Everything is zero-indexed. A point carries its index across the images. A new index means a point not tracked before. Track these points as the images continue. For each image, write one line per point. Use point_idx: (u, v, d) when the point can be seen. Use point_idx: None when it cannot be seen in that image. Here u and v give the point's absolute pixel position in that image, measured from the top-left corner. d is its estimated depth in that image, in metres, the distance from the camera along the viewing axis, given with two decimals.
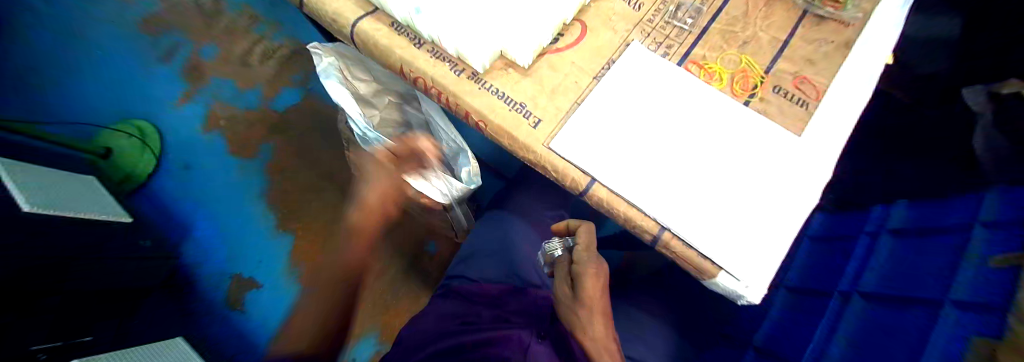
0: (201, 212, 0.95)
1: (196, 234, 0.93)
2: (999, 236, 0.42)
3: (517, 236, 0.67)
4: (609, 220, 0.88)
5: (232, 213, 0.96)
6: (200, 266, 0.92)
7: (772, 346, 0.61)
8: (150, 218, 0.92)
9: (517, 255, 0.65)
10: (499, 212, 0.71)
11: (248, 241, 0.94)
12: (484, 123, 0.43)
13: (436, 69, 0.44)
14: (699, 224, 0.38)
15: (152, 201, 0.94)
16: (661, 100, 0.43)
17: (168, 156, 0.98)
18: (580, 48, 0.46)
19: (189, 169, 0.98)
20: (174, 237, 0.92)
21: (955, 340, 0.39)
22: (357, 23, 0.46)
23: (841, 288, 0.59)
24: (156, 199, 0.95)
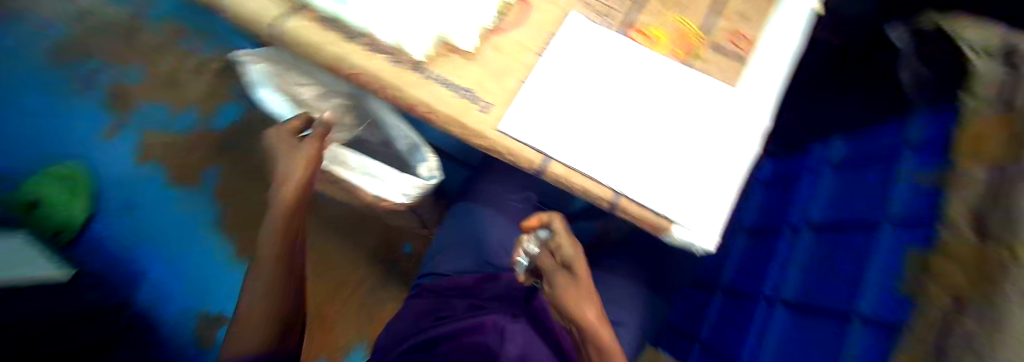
0: (141, 251, 0.73)
1: (139, 274, 0.72)
2: (922, 159, 0.46)
3: (488, 225, 0.66)
4: None
5: (179, 242, 0.78)
6: (154, 307, 0.71)
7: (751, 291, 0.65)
8: (79, 258, 0.68)
9: (489, 244, 0.65)
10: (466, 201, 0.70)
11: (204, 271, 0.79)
12: (433, 114, 0.41)
13: (374, 62, 0.41)
14: (652, 186, 0.39)
15: (100, 252, 0.69)
16: (608, 72, 0.42)
17: (105, 195, 0.73)
18: (523, 26, 0.45)
19: (132, 206, 0.74)
20: (118, 283, 0.68)
21: (891, 262, 0.44)
22: (278, 23, 0.42)
23: (791, 223, 0.65)
24: (88, 248, 0.69)
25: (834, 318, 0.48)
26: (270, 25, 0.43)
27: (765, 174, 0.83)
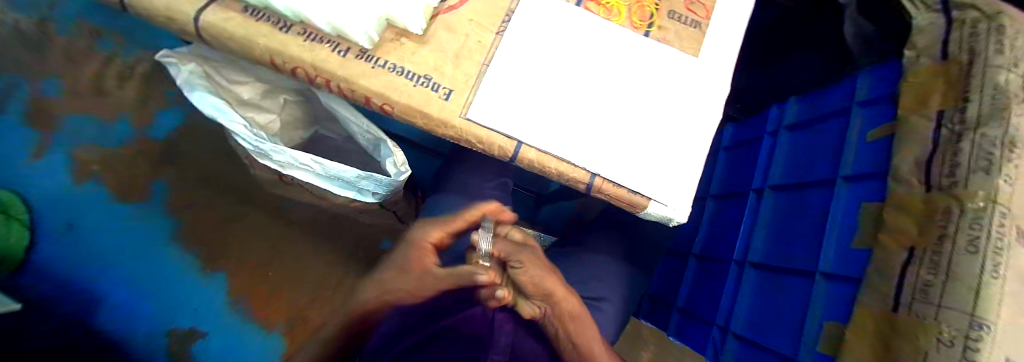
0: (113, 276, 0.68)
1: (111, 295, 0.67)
2: (873, 114, 0.48)
3: None
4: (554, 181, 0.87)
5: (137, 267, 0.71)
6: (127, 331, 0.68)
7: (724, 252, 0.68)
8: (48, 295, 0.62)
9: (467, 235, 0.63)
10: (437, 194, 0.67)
11: (190, 293, 0.77)
12: (390, 106, 0.38)
13: (316, 53, 0.37)
14: (625, 164, 0.39)
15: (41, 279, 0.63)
16: (574, 48, 0.41)
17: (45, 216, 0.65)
18: (476, 3, 0.42)
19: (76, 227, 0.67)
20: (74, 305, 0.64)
21: (850, 216, 0.46)
22: (197, 17, 0.37)
23: (754, 186, 0.66)
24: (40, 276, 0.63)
25: (802, 274, 0.51)
26: (189, 19, 0.38)
27: (728, 139, 0.85)
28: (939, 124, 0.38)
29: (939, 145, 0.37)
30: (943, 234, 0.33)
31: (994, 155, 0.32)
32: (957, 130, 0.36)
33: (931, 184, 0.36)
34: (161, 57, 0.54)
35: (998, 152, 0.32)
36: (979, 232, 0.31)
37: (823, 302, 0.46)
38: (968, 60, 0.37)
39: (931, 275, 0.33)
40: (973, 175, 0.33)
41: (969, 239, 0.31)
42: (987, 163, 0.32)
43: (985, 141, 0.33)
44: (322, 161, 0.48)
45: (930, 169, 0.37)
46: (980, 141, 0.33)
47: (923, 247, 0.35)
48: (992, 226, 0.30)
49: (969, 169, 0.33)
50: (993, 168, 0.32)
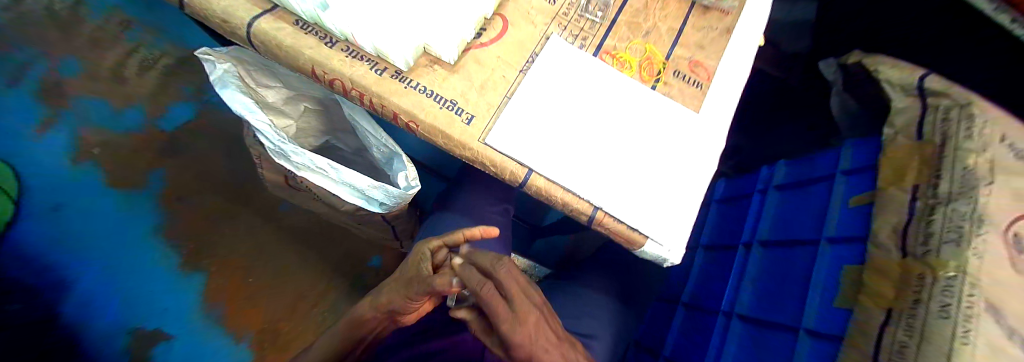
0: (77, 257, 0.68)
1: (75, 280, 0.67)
2: (855, 184, 0.52)
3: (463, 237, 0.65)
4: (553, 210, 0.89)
5: (115, 256, 0.72)
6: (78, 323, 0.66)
7: (702, 292, 0.74)
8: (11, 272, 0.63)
9: None
10: (438, 212, 0.68)
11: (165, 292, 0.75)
12: (416, 124, 0.41)
13: (354, 69, 0.41)
14: (626, 201, 0.41)
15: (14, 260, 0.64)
16: (587, 93, 0.45)
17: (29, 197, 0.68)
18: (505, 43, 0.46)
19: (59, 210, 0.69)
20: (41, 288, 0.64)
21: (834, 275, 0.48)
22: (249, 24, 0.41)
23: (744, 240, 0.69)
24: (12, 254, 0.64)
25: (787, 329, 0.52)
26: (243, 25, 0.41)
27: (720, 192, 0.89)
28: (914, 196, 0.42)
29: (913, 216, 0.41)
30: (916, 298, 0.36)
31: (962, 227, 0.36)
32: (930, 203, 0.40)
33: (905, 251, 0.40)
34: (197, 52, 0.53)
35: (965, 226, 0.36)
36: (949, 299, 0.34)
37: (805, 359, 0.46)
38: (941, 141, 0.42)
39: (906, 337, 0.35)
40: (943, 245, 0.36)
41: (941, 305, 0.34)
42: (955, 235, 0.36)
43: (954, 215, 0.37)
44: (338, 167, 0.50)
45: (904, 237, 0.40)
46: (950, 214, 0.37)
47: (897, 309, 0.38)
48: (961, 294, 0.33)
49: (940, 240, 0.37)
50: (961, 240, 0.35)
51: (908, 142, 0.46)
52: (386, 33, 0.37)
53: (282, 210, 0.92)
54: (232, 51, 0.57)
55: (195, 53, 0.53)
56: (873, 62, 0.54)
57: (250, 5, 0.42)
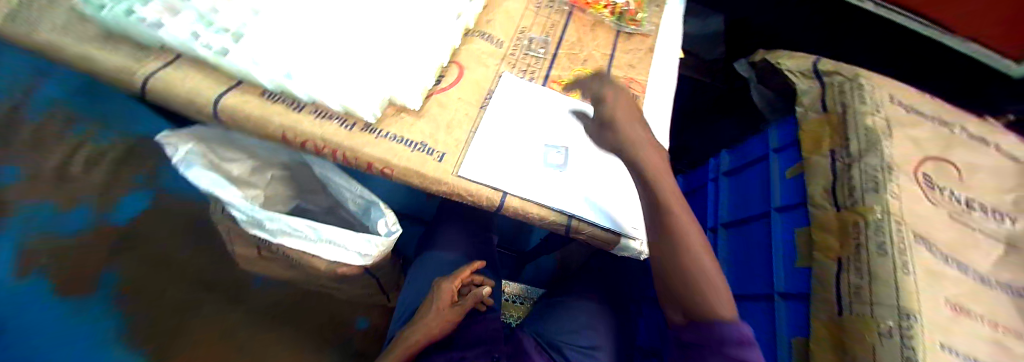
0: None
1: None
2: (786, 157, 0.59)
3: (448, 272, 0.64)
4: (535, 231, 0.92)
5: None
6: None
7: None
8: None
9: None
10: (422, 254, 0.68)
11: None
12: (390, 169, 0.43)
13: (325, 127, 0.43)
14: (591, 204, 0.45)
15: None
16: (543, 119, 0.50)
17: None
18: (462, 85, 0.51)
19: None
20: None
21: (789, 240, 0.53)
22: (216, 102, 0.43)
23: (710, 226, 0.74)
24: None
25: (764, 300, 0.55)
26: (210, 103, 0.43)
27: (681, 188, 0.95)
28: (833, 159, 0.49)
29: (837, 175, 0.47)
30: (857, 244, 0.42)
31: (878, 177, 0.43)
32: (846, 163, 0.47)
33: (838, 205, 0.46)
34: (158, 137, 0.54)
35: (880, 175, 0.43)
36: (884, 239, 0.39)
37: (785, 322, 0.50)
38: (841, 110, 0.50)
39: (859, 279, 0.40)
40: (867, 194, 0.43)
41: (878, 245, 0.40)
42: (873, 184, 0.43)
43: (868, 168, 0.44)
44: (317, 225, 0.50)
45: (835, 194, 0.47)
46: (865, 168, 0.44)
47: (845, 258, 0.43)
48: (892, 234, 0.39)
49: (862, 190, 0.43)
50: (879, 187, 0.42)
51: (817, 115, 0.54)
52: (353, 93, 0.41)
53: (257, 286, 0.85)
54: (193, 129, 0.57)
55: (157, 138, 0.53)
56: (775, 56, 0.64)
57: (214, 84, 0.45)
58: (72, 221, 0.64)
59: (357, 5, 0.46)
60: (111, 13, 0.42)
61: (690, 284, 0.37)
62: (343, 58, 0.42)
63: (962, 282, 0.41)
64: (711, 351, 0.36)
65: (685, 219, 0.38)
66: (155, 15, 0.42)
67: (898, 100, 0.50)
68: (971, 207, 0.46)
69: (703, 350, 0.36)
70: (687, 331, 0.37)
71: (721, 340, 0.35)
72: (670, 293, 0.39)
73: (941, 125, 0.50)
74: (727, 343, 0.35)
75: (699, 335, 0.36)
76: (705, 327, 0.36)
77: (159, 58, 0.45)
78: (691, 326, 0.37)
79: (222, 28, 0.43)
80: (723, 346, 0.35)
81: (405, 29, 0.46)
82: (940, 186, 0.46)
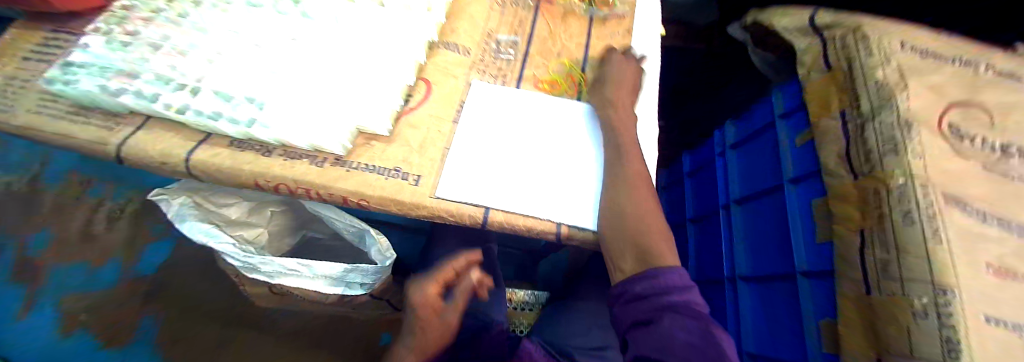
0: None
1: None
2: (794, 123, 0.54)
3: None
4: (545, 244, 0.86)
5: None
6: None
7: (705, 269, 0.72)
8: None
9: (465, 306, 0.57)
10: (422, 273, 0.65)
11: None
12: (367, 201, 0.42)
13: (295, 168, 0.42)
14: (581, 210, 0.43)
15: None
16: (522, 124, 0.48)
17: None
18: (431, 101, 0.49)
19: None
20: None
21: (807, 213, 0.49)
22: (187, 158, 0.43)
23: (721, 204, 0.69)
24: None
25: (786, 280, 0.51)
26: (181, 160, 0.43)
27: (687, 166, 0.87)
28: (844, 120, 0.44)
29: (851, 140, 0.43)
30: (881, 214, 0.37)
31: (897, 136, 0.38)
32: (859, 123, 0.42)
33: (855, 172, 0.41)
34: (153, 194, 0.55)
35: (898, 133, 0.38)
36: (909, 205, 0.35)
37: (813, 303, 0.46)
38: (848, 66, 0.46)
39: (886, 253, 0.36)
40: (886, 158, 0.38)
41: (903, 213, 0.35)
42: (893, 144, 0.38)
43: (884, 127, 0.39)
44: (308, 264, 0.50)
45: (851, 160, 0.42)
46: (881, 128, 0.40)
47: (869, 230, 0.38)
48: (918, 198, 0.35)
49: (881, 153, 0.39)
50: (899, 147, 0.37)
51: (821, 74, 0.49)
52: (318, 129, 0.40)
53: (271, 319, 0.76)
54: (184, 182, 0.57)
55: (150, 195, 0.55)
56: (767, 16, 0.59)
57: (181, 142, 0.44)
58: (104, 280, 0.66)
59: (308, 47, 0.47)
60: (76, 88, 0.41)
61: (631, 229, 0.39)
62: (298, 97, 0.42)
63: (1007, 241, 0.36)
64: (660, 299, 0.35)
65: (641, 182, 0.41)
66: (120, 84, 0.42)
67: (910, 44, 0.45)
68: (1011, 152, 0.40)
69: (653, 298, 0.35)
70: (640, 280, 0.36)
71: (673, 285, 0.35)
72: (627, 244, 0.38)
73: (963, 65, 0.45)
74: (677, 290, 0.35)
75: (651, 283, 0.36)
76: (662, 270, 0.36)
77: (128, 124, 0.45)
78: (639, 275, 0.37)
79: (179, 86, 0.44)
80: (673, 292, 0.35)
81: (360, 61, 0.46)
82: (969, 135, 0.41)
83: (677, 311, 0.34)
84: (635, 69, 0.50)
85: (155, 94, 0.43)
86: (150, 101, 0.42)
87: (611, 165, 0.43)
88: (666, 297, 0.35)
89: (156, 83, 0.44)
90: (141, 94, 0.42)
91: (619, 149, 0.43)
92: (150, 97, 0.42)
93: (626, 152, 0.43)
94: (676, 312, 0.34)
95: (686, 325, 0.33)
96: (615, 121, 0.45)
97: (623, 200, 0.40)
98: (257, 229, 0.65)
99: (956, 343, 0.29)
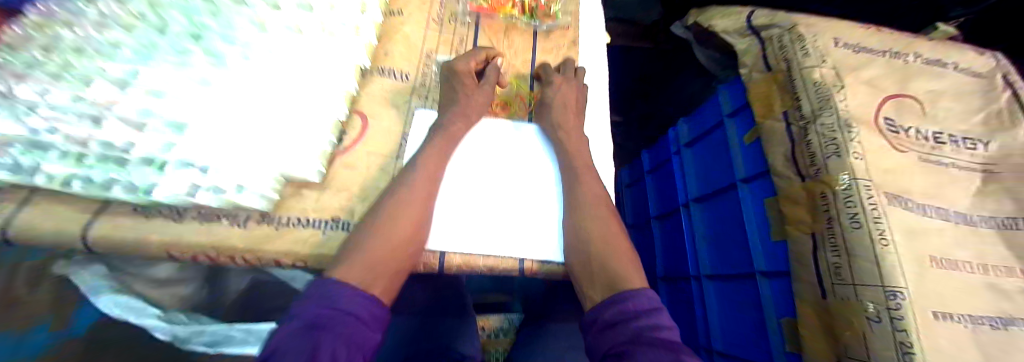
0: None
1: None
2: (741, 121, 0.54)
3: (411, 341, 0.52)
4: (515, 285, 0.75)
5: None
6: None
7: (672, 269, 0.72)
8: None
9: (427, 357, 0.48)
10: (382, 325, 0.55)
11: None
12: (303, 261, 0.39)
13: (212, 233, 0.38)
14: (544, 241, 0.42)
15: None
16: (469, 156, 0.47)
17: None
18: (370, 136, 0.47)
19: None
20: None
21: (761, 213, 0.49)
22: (81, 237, 0.36)
23: (681, 203, 0.68)
24: None
25: (748, 280, 0.51)
26: (73, 239, 0.37)
27: (647, 164, 0.86)
28: (788, 121, 0.44)
29: (794, 140, 0.43)
30: (829, 218, 0.38)
31: (837, 139, 0.39)
32: (802, 125, 0.43)
33: (802, 174, 0.41)
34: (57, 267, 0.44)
35: (838, 136, 0.39)
36: (855, 209, 0.36)
37: (773, 302, 0.45)
38: (787, 66, 0.46)
39: (836, 257, 0.36)
40: (829, 160, 0.39)
41: (851, 216, 0.36)
42: (835, 147, 0.39)
43: (824, 130, 0.40)
44: None
45: (797, 161, 0.42)
46: (823, 130, 0.40)
47: (819, 232, 0.39)
48: (863, 202, 0.36)
49: (824, 156, 0.39)
50: (840, 151, 0.38)
51: (763, 75, 0.49)
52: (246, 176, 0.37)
53: None
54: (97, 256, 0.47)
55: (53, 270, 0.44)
56: (707, 18, 0.60)
57: (76, 215, 0.37)
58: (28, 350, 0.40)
59: (245, 92, 0.37)
60: None
61: (597, 262, 0.37)
62: (234, 160, 0.36)
63: (945, 230, 0.38)
64: (629, 325, 0.32)
65: (604, 212, 0.40)
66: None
67: (844, 41, 0.46)
68: (939, 141, 0.42)
69: (622, 326, 0.32)
70: (608, 308, 0.34)
71: (639, 309, 0.33)
72: (594, 271, 0.37)
73: (895, 57, 0.46)
74: (644, 315, 0.32)
75: (620, 308, 0.33)
76: (627, 295, 0.34)
77: (9, 200, 0.36)
78: (608, 300, 0.34)
79: (64, 153, 0.33)
80: (641, 316, 0.32)
81: (306, 108, 0.40)
82: (904, 126, 0.42)
83: (645, 337, 0.31)
84: (580, 89, 0.48)
85: (36, 164, 0.32)
86: (27, 176, 0.32)
87: (570, 190, 0.42)
88: (635, 322, 0.32)
89: (34, 152, 0.32)
90: (12, 165, 0.32)
91: (576, 174, 0.43)
92: (29, 170, 0.32)
93: (583, 176, 0.42)
94: (644, 339, 0.30)
95: (654, 353, 0.29)
96: (568, 146, 0.45)
97: (582, 225, 0.39)
98: (198, 282, 0.56)
99: (909, 347, 0.30)
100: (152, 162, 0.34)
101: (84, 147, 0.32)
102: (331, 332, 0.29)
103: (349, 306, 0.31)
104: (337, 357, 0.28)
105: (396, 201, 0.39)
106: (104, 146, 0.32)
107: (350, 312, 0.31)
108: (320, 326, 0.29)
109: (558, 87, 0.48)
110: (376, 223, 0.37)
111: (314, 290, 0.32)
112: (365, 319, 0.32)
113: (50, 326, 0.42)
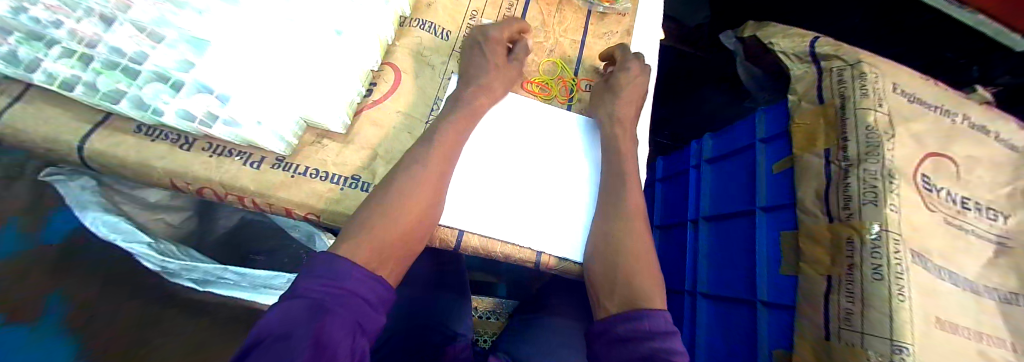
0: None
1: None
2: (772, 149, 0.54)
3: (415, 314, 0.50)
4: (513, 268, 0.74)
5: None
6: None
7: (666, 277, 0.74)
8: None
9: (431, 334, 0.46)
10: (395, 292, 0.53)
11: None
12: (314, 214, 0.39)
13: (225, 169, 0.37)
14: (564, 237, 0.41)
15: None
16: (503, 135, 0.44)
17: None
18: (399, 95, 0.45)
19: None
20: None
21: (773, 243, 0.49)
22: (82, 149, 0.34)
23: (690, 217, 0.69)
24: None
25: (745, 304, 0.53)
26: (73, 150, 0.34)
27: (661, 171, 0.86)
28: (827, 160, 0.44)
29: (831, 179, 0.42)
30: (851, 264, 0.38)
31: (877, 187, 0.38)
32: (843, 166, 0.42)
33: (831, 215, 0.41)
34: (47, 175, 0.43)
35: (879, 185, 0.38)
36: (879, 261, 0.36)
37: (767, 330, 0.47)
38: (840, 103, 0.45)
39: (849, 303, 0.37)
40: (863, 207, 0.39)
41: (873, 268, 0.36)
42: (872, 195, 0.38)
43: (865, 175, 0.40)
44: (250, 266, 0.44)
45: (827, 202, 0.42)
46: (863, 175, 0.40)
47: (835, 275, 0.39)
48: (888, 254, 0.36)
49: (860, 201, 0.39)
50: (878, 199, 0.38)
51: (811, 107, 0.48)
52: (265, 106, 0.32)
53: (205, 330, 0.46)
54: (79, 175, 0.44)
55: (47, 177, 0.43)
56: (765, 35, 0.58)
57: (73, 124, 0.34)
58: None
59: (277, 27, 0.28)
60: None
61: (621, 271, 0.35)
62: (253, 92, 0.30)
63: (953, 294, 0.38)
64: (644, 345, 0.30)
65: (636, 220, 0.38)
66: None
67: (901, 88, 0.45)
68: (965, 207, 0.42)
69: (635, 345, 0.30)
70: (623, 322, 0.32)
71: (655, 330, 0.31)
72: (612, 278, 0.35)
73: (944, 114, 0.45)
74: (660, 335, 0.30)
75: (636, 325, 0.31)
76: (644, 313, 0.32)
77: None
78: (625, 315, 0.32)
79: (65, 50, 0.28)
80: (657, 338, 0.30)
81: (339, 55, 0.35)
82: (937, 186, 0.42)
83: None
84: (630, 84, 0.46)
85: (34, 59, 0.28)
86: (25, 71, 0.28)
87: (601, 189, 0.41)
88: (650, 344, 0.30)
89: (31, 43, 0.27)
90: (10, 56, 0.28)
91: (609, 173, 0.41)
92: (27, 64, 0.28)
93: (617, 176, 0.41)
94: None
95: None
96: (612, 142, 0.43)
97: (610, 226, 0.38)
98: (186, 213, 0.54)
99: None
100: (164, 80, 0.29)
101: (89, 49, 0.27)
102: (337, 315, 0.26)
103: (353, 284, 0.28)
104: (341, 344, 0.25)
105: (423, 168, 0.36)
106: (111, 51, 0.27)
107: (353, 292, 0.28)
108: (324, 306, 0.26)
109: (614, 78, 0.45)
110: (400, 191, 0.35)
111: (315, 263, 0.29)
112: (371, 302, 0.29)
113: (20, 228, 0.40)
